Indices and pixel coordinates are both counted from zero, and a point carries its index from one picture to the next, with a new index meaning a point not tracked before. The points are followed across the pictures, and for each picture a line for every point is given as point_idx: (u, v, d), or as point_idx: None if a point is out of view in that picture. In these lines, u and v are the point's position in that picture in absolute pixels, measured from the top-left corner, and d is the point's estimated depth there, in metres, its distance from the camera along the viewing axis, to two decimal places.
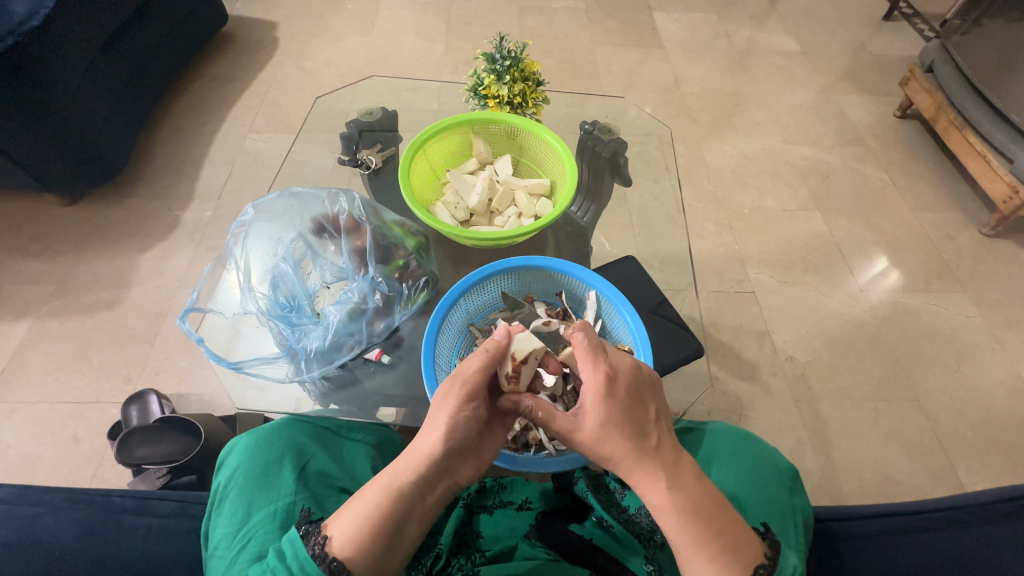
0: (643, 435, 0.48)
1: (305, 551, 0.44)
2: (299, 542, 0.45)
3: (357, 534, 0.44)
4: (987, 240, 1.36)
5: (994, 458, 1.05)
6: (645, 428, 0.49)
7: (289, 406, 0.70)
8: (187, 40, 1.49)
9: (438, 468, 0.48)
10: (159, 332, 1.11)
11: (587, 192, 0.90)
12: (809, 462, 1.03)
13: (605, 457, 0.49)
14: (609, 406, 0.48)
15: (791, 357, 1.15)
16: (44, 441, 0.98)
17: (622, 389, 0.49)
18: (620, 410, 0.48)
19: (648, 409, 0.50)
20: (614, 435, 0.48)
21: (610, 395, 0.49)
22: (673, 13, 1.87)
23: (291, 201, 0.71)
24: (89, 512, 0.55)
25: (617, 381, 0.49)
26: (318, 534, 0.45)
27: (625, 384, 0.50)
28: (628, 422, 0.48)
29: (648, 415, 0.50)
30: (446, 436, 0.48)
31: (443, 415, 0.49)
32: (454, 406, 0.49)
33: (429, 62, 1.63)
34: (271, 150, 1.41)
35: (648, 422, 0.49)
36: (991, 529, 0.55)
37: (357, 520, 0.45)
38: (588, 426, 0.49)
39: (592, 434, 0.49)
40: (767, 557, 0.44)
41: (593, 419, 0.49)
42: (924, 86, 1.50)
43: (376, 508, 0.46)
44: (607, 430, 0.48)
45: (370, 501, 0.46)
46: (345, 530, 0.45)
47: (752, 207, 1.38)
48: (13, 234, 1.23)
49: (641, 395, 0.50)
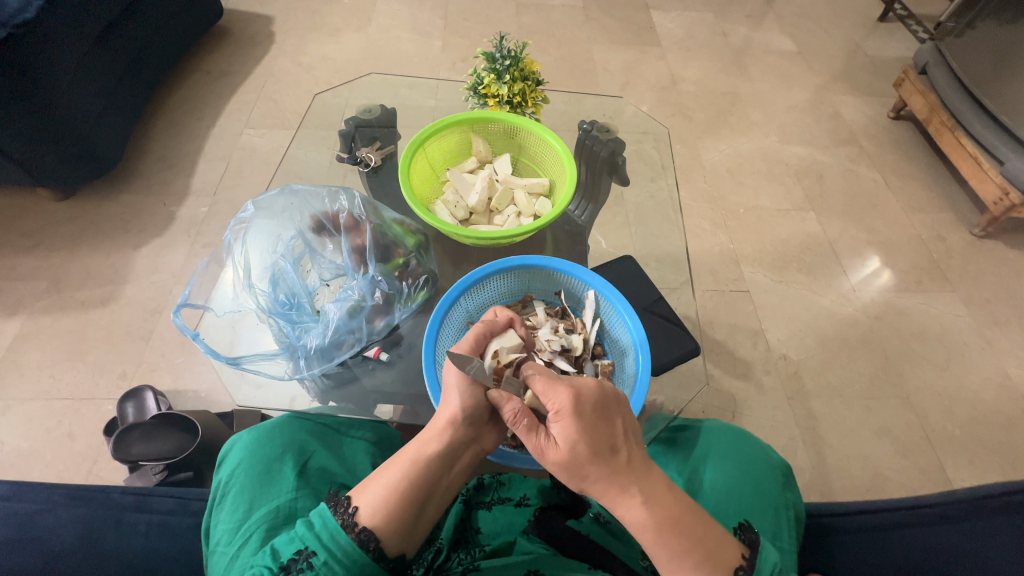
0: (613, 452, 0.47)
1: (335, 521, 0.45)
2: (328, 513, 0.46)
3: (386, 502, 0.47)
4: (977, 241, 1.38)
5: (981, 455, 1.07)
6: (616, 444, 0.47)
7: (284, 403, 0.70)
8: (182, 34, 1.48)
9: (459, 437, 0.53)
10: (155, 328, 1.10)
11: (585, 190, 0.92)
12: (801, 459, 1.04)
13: (579, 475, 0.47)
14: (580, 423, 0.47)
15: (785, 355, 1.16)
16: (38, 438, 0.98)
17: (588, 405, 0.48)
18: (589, 427, 0.47)
19: (615, 423, 0.48)
20: (586, 452, 0.46)
21: (577, 413, 0.47)
22: (670, 11, 1.88)
23: (291, 198, 0.71)
24: (88, 510, 0.55)
25: (582, 399, 0.48)
26: (346, 503, 0.47)
27: (591, 401, 0.48)
28: (600, 439, 0.47)
29: (617, 431, 0.48)
30: (465, 403, 0.53)
31: (457, 383, 0.53)
32: (465, 376, 0.54)
33: (426, 58, 1.63)
34: (267, 146, 1.40)
35: (619, 437, 0.48)
36: (977, 524, 0.56)
37: (384, 489, 0.48)
38: (561, 448, 0.47)
39: (565, 452, 0.47)
40: (745, 558, 0.44)
41: (567, 438, 0.47)
42: (918, 87, 1.52)
43: (402, 477, 0.49)
44: (579, 449, 0.46)
45: (397, 472, 0.49)
46: (374, 497, 0.47)
47: (746, 207, 1.39)
48: (5, 229, 1.22)
49: (607, 410, 0.49)
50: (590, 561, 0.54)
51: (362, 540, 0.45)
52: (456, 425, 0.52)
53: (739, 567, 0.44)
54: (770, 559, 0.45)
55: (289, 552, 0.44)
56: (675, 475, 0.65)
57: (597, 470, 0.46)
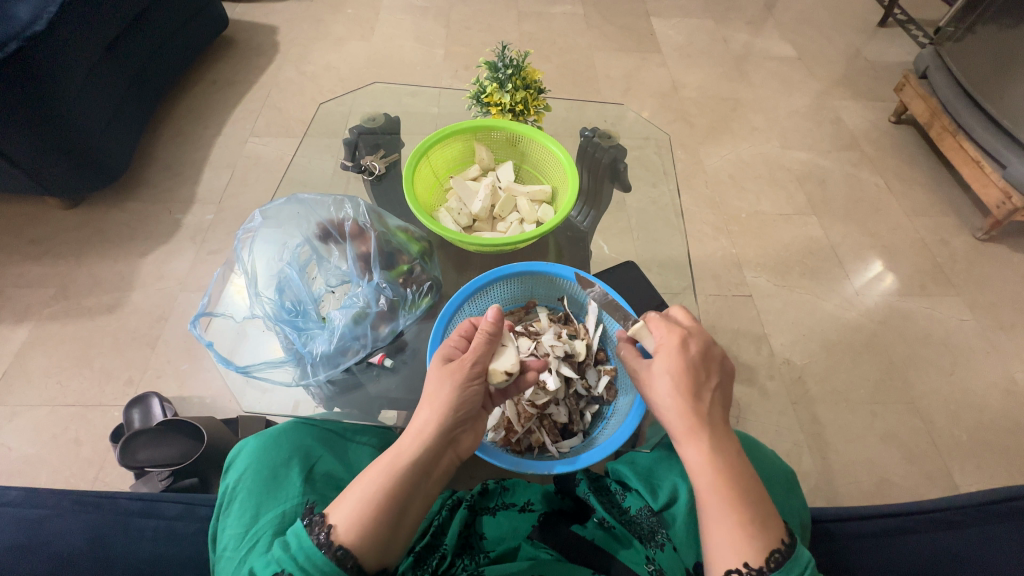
0: (702, 394, 0.51)
1: (311, 541, 0.44)
2: (303, 533, 0.44)
3: (363, 517, 0.45)
4: (981, 244, 1.37)
5: (989, 461, 1.06)
6: (702, 392, 0.51)
7: (288, 408, 0.71)
8: (188, 44, 1.50)
9: (437, 444, 0.50)
10: (161, 335, 1.11)
11: (587, 197, 0.91)
12: (806, 463, 1.04)
13: (660, 407, 0.52)
14: (677, 358, 0.52)
15: (789, 360, 1.16)
16: (45, 444, 0.99)
17: (693, 349, 0.53)
18: (688, 362, 0.52)
19: (711, 379, 0.52)
20: (677, 381, 0.51)
21: (680, 350, 0.53)
22: (670, 19, 1.89)
23: (297, 207, 0.72)
24: (97, 515, 0.56)
25: (687, 343, 0.53)
26: (321, 522, 0.45)
27: (696, 349, 0.53)
28: (687, 383, 0.51)
29: (711, 381, 0.52)
30: (447, 410, 0.51)
31: (448, 392, 0.52)
32: (460, 378, 0.53)
33: (428, 66, 1.65)
34: (272, 154, 1.41)
35: (711, 384, 0.52)
36: (982, 529, 0.56)
37: (358, 499, 0.46)
38: (656, 379, 0.52)
39: (659, 377, 0.52)
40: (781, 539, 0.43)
41: (663, 364, 0.52)
42: (918, 92, 1.53)
43: (378, 489, 0.46)
44: (672, 374, 0.52)
45: (374, 482, 0.47)
46: (348, 511, 0.45)
47: (749, 212, 1.40)
48: (13, 237, 1.23)
49: (709, 362, 0.53)
50: (594, 565, 0.54)
51: (338, 558, 0.43)
52: (435, 432, 0.50)
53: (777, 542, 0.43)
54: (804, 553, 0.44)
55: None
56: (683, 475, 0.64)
57: (683, 399, 0.50)
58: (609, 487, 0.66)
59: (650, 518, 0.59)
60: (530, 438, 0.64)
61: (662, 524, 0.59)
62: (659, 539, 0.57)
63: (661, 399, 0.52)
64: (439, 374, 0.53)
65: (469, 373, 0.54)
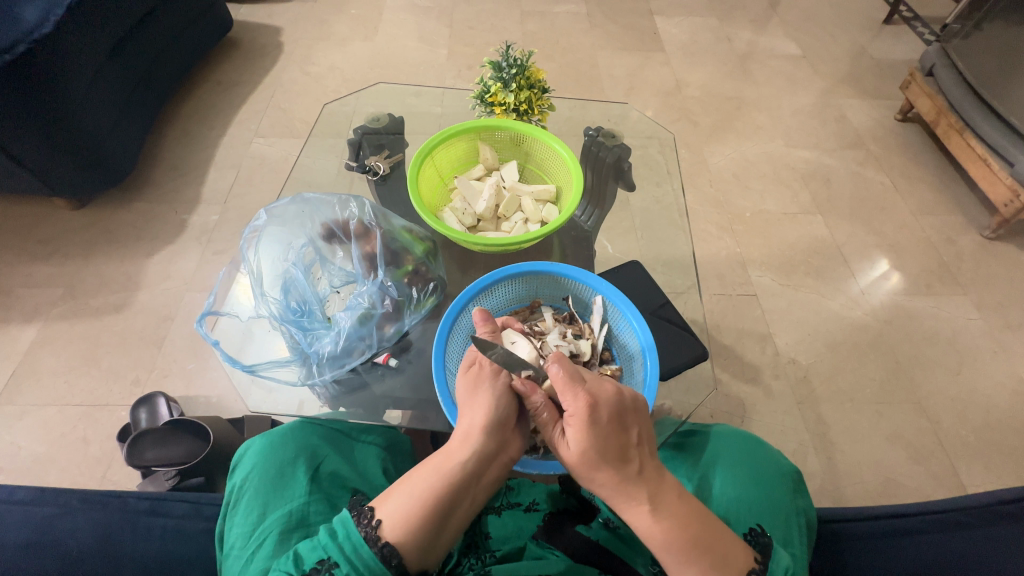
0: (626, 462, 0.48)
1: (359, 532, 0.45)
2: (352, 523, 0.45)
3: (411, 514, 0.46)
4: (987, 243, 1.37)
5: (996, 461, 1.06)
6: (626, 452, 0.48)
7: (292, 408, 0.70)
8: (194, 45, 1.51)
9: (485, 445, 0.50)
10: (167, 335, 1.12)
11: (591, 196, 0.91)
12: (811, 464, 1.04)
13: (585, 479, 0.49)
14: (593, 433, 0.48)
15: (794, 360, 1.16)
16: (53, 443, 0.99)
17: (604, 415, 0.49)
18: (603, 435, 0.48)
19: (630, 432, 0.50)
20: (596, 461, 0.48)
21: (592, 423, 0.48)
22: (673, 17, 1.89)
23: (302, 208, 0.73)
24: (104, 514, 0.56)
25: (598, 409, 0.49)
26: (369, 514, 0.46)
27: (607, 411, 0.49)
28: (606, 448, 0.48)
29: (631, 441, 0.49)
30: (489, 411, 0.52)
31: (485, 395, 0.53)
32: (494, 380, 0.54)
33: (432, 66, 1.65)
34: (277, 155, 1.42)
35: (632, 445, 0.49)
36: (989, 531, 0.56)
37: (409, 497, 0.47)
38: (571, 450, 0.49)
39: (575, 458, 0.49)
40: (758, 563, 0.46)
41: (576, 445, 0.49)
42: (924, 89, 1.52)
43: (429, 488, 0.47)
44: (589, 454, 0.48)
45: (423, 480, 0.48)
46: (398, 508, 0.46)
47: (753, 210, 1.39)
48: (22, 238, 1.24)
49: (623, 419, 0.50)
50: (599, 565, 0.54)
51: (384, 555, 0.44)
52: (481, 432, 0.50)
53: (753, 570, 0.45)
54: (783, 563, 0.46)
55: (311, 561, 0.44)
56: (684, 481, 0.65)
57: (607, 476, 0.48)
58: None
59: None
60: (536, 439, 0.64)
61: None
62: None
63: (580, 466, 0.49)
64: (476, 381, 0.54)
65: (503, 382, 0.54)
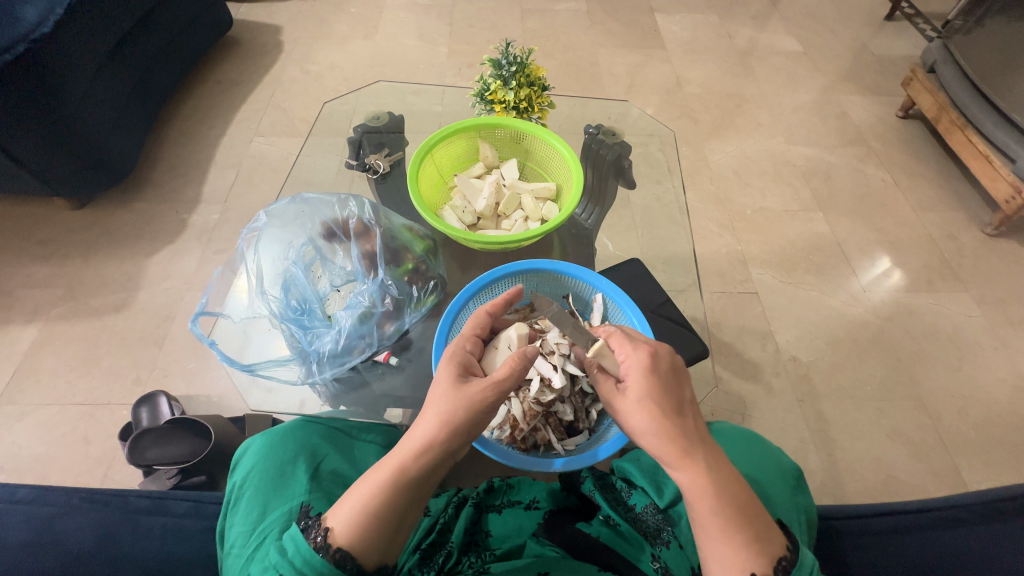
0: (682, 415, 0.49)
1: (307, 543, 0.44)
2: (300, 537, 0.44)
3: (361, 522, 0.44)
4: (989, 239, 1.36)
5: (997, 458, 1.06)
6: (683, 407, 0.49)
7: (293, 407, 0.71)
8: (193, 44, 1.50)
9: (441, 457, 0.48)
10: (168, 334, 1.12)
11: (591, 193, 0.91)
12: (812, 461, 1.03)
13: (641, 432, 0.49)
14: (652, 380, 0.50)
15: (794, 357, 1.16)
16: (54, 442, 1.00)
17: (663, 365, 0.51)
18: (663, 382, 0.50)
19: (684, 390, 0.51)
20: (654, 409, 0.48)
21: (653, 370, 0.50)
22: (674, 14, 1.88)
23: (301, 207, 0.73)
24: (106, 513, 0.56)
25: (658, 359, 0.52)
26: (319, 525, 0.45)
27: (665, 363, 0.52)
28: (668, 400, 0.49)
29: (685, 399, 0.50)
30: (451, 427, 0.48)
31: (454, 409, 0.48)
32: (472, 396, 0.49)
33: (431, 64, 1.65)
34: (277, 154, 1.42)
35: (689, 402, 0.50)
36: (992, 528, 0.56)
37: (360, 503, 0.45)
38: (631, 400, 0.49)
39: (632, 408, 0.49)
40: (788, 551, 0.44)
41: (637, 394, 0.49)
42: (925, 86, 1.51)
43: (380, 498, 0.45)
44: (649, 401, 0.49)
45: (373, 487, 0.46)
46: (349, 516, 0.45)
47: (754, 208, 1.39)
48: (22, 238, 1.24)
49: (679, 376, 0.52)
50: (600, 561, 0.54)
51: (337, 560, 0.43)
52: (439, 447, 0.48)
53: (782, 558, 0.43)
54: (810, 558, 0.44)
55: None
56: None
57: (665, 428, 0.47)
58: (614, 484, 0.66)
59: (657, 516, 0.59)
60: (536, 437, 0.64)
61: (668, 522, 0.58)
62: (665, 537, 0.56)
63: (647, 426, 0.48)
64: (453, 393, 0.49)
65: (484, 401, 0.49)
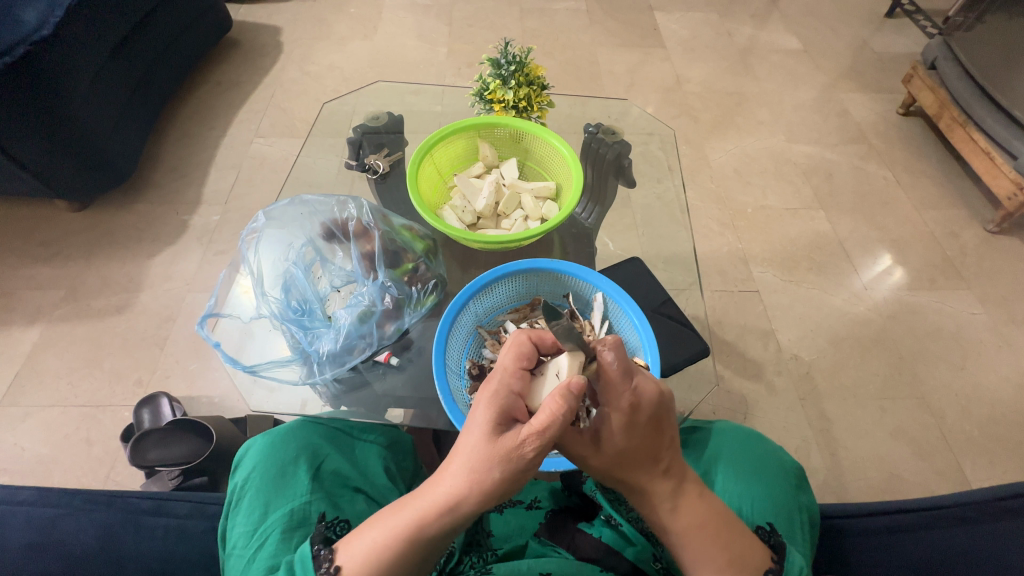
0: (655, 462, 0.47)
1: (315, 573, 0.44)
2: (309, 564, 0.45)
3: (370, 573, 0.42)
4: (991, 237, 1.36)
5: (1001, 456, 1.05)
6: (660, 456, 0.47)
7: (295, 407, 0.71)
8: (193, 46, 1.51)
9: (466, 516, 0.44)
10: (169, 336, 1.12)
11: (591, 193, 0.91)
12: (814, 459, 1.03)
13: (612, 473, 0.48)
14: (631, 435, 0.46)
15: (796, 356, 1.15)
16: (57, 444, 1.00)
17: (644, 417, 0.46)
18: (641, 437, 0.47)
19: (665, 436, 0.48)
20: (627, 461, 0.47)
21: (633, 424, 0.46)
22: (674, 13, 1.88)
23: (301, 209, 0.73)
24: (108, 514, 0.56)
25: (640, 411, 0.46)
26: (328, 559, 0.45)
27: (649, 414, 0.47)
28: (646, 449, 0.47)
29: (664, 447, 0.48)
30: (478, 492, 0.42)
31: (486, 470, 0.42)
32: (506, 459, 0.42)
33: (431, 64, 1.65)
34: (277, 155, 1.42)
35: (667, 450, 0.48)
36: (995, 526, 0.55)
37: (368, 554, 0.43)
38: (606, 452, 0.47)
39: (607, 459, 0.48)
40: (774, 562, 0.47)
41: (613, 445, 0.47)
42: (927, 83, 1.50)
43: (393, 553, 0.43)
44: (623, 453, 0.47)
45: (387, 540, 0.43)
46: (356, 564, 0.43)
47: (754, 207, 1.39)
48: (24, 240, 1.25)
49: (661, 422, 0.48)
50: (602, 563, 0.55)
51: None
52: (465, 508, 0.43)
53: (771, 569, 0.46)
54: (797, 562, 0.47)
55: None
56: None
57: (634, 477, 0.47)
58: None
59: None
60: None
61: None
62: None
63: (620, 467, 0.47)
64: (485, 449, 0.43)
65: (520, 463, 0.42)
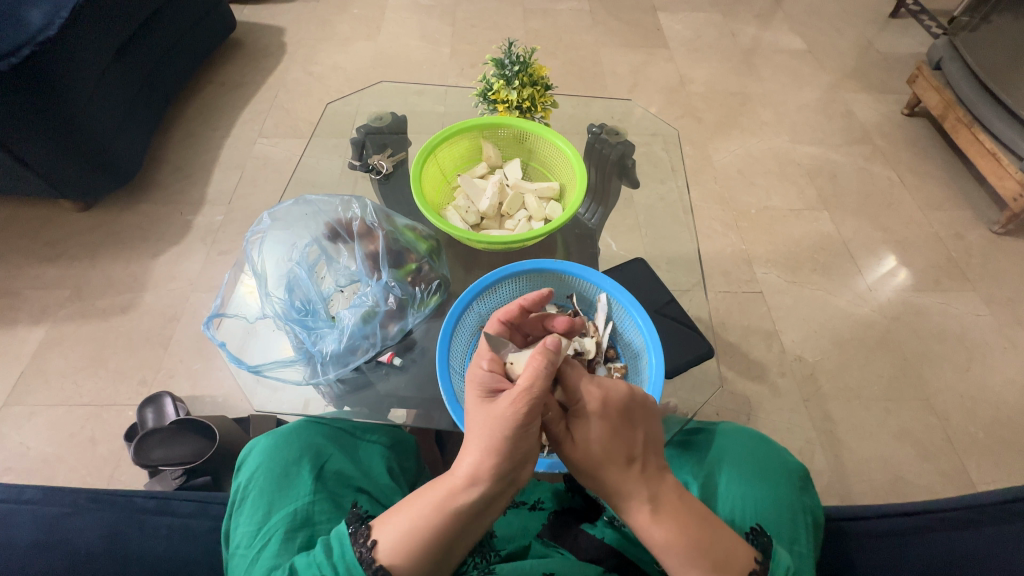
0: (628, 461, 0.48)
1: (352, 551, 0.44)
2: (347, 540, 0.45)
3: (407, 545, 0.43)
4: (997, 238, 1.35)
5: (1006, 458, 1.04)
6: (633, 454, 0.49)
7: (298, 407, 0.70)
8: (198, 47, 1.51)
9: (495, 485, 0.45)
10: (173, 335, 1.13)
11: (595, 193, 0.91)
12: (819, 461, 1.03)
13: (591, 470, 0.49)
14: (601, 425, 0.49)
15: (800, 357, 1.15)
16: (61, 443, 1.00)
17: (613, 409, 0.50)
18: (612, 430, 0.49)
19: (636, 432, 0.50)
20: (602, 456, 0.48)
21: (602, 414, 0.49)
22: (677, 13, 1.87)
23: (304, 208, 0.73)
24: (112, 512, 0.56)
25: (608, 402, 0.50)
26: (365, 534, 0.45)
27: (617, 407, 0.50)
28: (618, 444, 0.48)
29: (636, 443, 0.49)
30: (498, 455, 0.45)
31: (499, 429, 0.45)
32: (516, 417, 0.45)
33: (434, 64, 1.65)
34: (280, 155, 1.42)
35: (641, 444, 0.49)
36: (1002, 528, 0.55)
37: (402, 528, 0.44)
38: (579, 445, 0.49)
39: (581, 453, 0.49)
40: (757, 562, 0.45)
41: (585, 438, 0.49)
42: (932, 83, 1.50)
43: (428, 525, 0.44)
44: (596, 447, 0.48)
45: (421, 514, 0.44)
46: (392, 540, 0.44)
47: (758, 207, 1.38)
48: (29, 239, 1.25)
49: (630, 417, 0.50)
50: (604, 564, 0.54)
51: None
52: (491, 475, 0.45)
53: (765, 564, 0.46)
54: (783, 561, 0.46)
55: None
56: (690, 479, 0.64)
57: (607, 475, 0.48)
58: None
59: None
60: None
61: None
62: None
63: (602, 452, 0.48)
64: (489, 412, 0.46)
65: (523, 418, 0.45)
